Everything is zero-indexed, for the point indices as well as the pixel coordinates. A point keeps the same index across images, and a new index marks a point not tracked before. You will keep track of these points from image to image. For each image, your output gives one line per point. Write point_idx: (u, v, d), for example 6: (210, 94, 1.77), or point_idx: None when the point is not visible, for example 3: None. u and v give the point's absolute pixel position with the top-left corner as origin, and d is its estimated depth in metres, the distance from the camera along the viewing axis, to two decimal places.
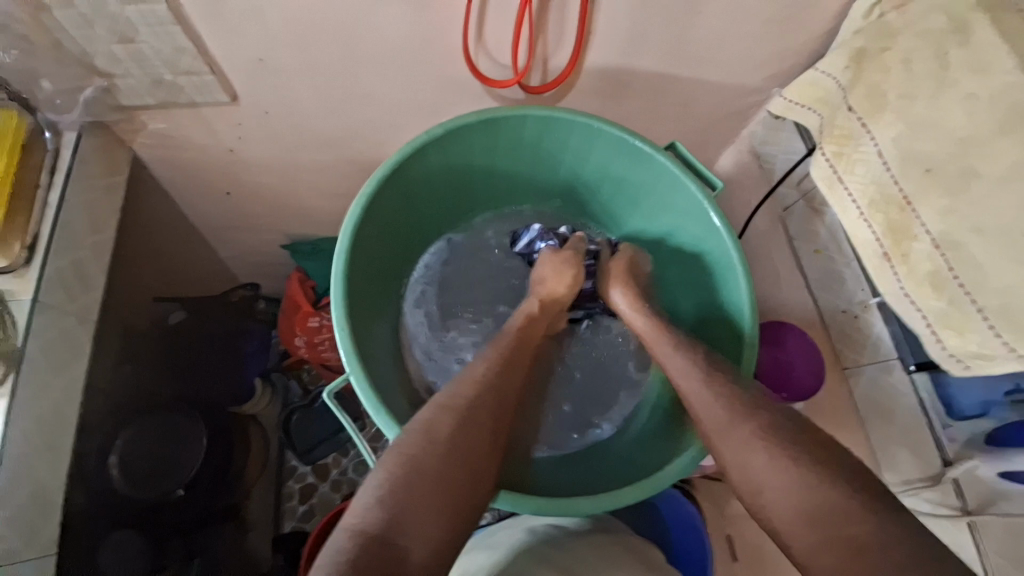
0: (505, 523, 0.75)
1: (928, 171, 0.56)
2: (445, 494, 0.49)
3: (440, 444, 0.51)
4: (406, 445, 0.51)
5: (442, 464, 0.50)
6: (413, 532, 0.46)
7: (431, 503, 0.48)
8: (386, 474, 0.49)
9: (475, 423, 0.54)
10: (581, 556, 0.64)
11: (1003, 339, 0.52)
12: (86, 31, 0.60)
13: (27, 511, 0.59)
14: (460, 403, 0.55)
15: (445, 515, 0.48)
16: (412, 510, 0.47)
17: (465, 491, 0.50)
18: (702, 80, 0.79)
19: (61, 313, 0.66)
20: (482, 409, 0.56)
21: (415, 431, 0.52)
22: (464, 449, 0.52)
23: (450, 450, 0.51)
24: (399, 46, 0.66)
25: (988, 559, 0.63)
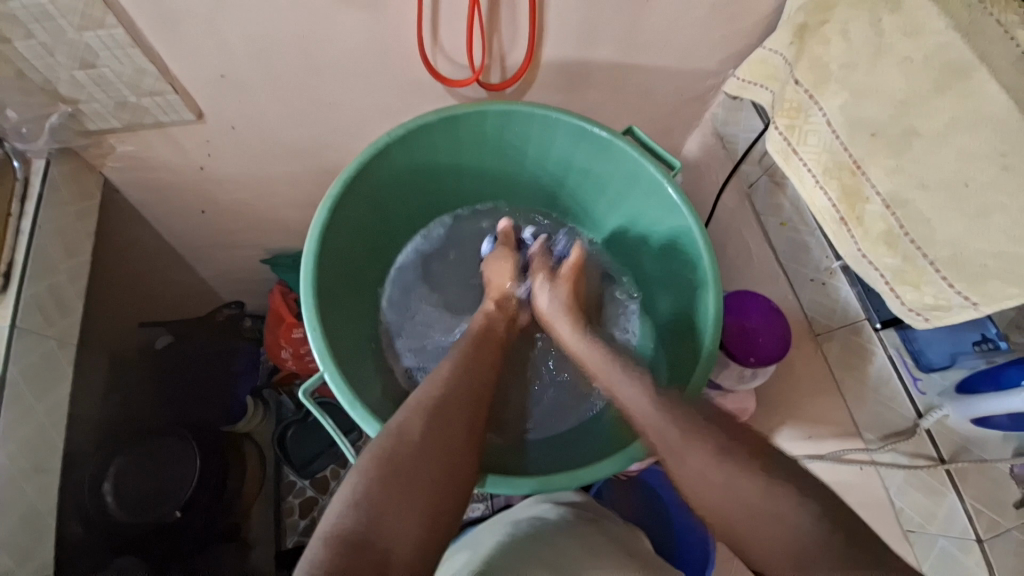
0: (491, 521, 0.75)
1: (873, 135, 0.58)
2: (422, 486, 0.50)
3: (412, 446, 0.52)
4: (378, 451, 0.51)
5: (414, 465, 0.51)
6: (393, 535, 0.47)
7: (413, 505, 0.49)
8: (359, 482, 0.49)
9: (448, 424, 0.55)
10: (564, 547, 0.64)
11: (956, 289, 0.54)
12: (46, 59, 0.61)
13: (16, 536, 0.59)
14: (434, 393, 0.57)
15: (423, 515, 0.49)
16: (389, 514, 0.48)
17: (444, 488, 0.51)
18: (659, 67, 0.81)
19: (41, 337, 0.67)
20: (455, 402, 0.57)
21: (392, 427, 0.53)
22: (436, 450, 0.52)
23: (419, 451, 0.52)
24: (356, 53, 0.68)
25: (967, 504, 0.65)
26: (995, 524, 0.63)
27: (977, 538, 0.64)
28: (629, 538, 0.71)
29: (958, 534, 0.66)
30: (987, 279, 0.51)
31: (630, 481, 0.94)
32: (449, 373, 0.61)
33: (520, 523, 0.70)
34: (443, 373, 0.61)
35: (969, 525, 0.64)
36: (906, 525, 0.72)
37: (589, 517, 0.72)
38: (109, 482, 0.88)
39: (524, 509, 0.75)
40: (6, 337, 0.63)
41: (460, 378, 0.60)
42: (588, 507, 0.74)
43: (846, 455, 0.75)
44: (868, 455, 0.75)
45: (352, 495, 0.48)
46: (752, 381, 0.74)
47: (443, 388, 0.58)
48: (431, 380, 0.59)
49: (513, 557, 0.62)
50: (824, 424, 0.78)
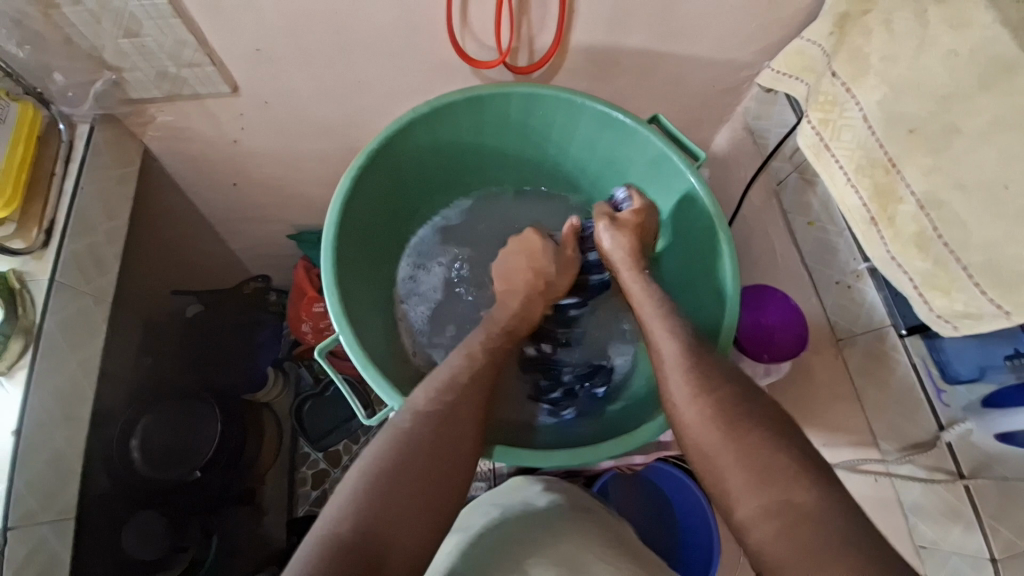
0: (476, 502, 0.75)
1: (912, 131, 0.56)
2: (426, 485, 0.51)
3: (412, 451, 0.52)
4: (380, 452, 0.52)
5: (414, 471, 0.51)
6: (395, 534, 0.47)
7: (414, 505, 0.49)
8: (356, 485, 0.50)
9: (452, 428, 0.55)
10: (555, 534, 0.64)
11: (989, 297, 0.51)
12: (93, 26, 0.64)
13: (44, 476, 0.63)
14: (447, 388, 0.58)
15: (418, 518, 0.49)
16: (394, 513, 0.48)
17: (447, 486, 0.52)
18: (691, 56, 0.79)
19: (76, 293, 0.70)
20: (463, 400, 0.57)
21: (398, 428, 0.54)
22: (433, 455, 0.52)
23: (420, 454, 0.52)
24: (386, 31, 0.69)
25: (985, 523, 0.62)
26: (1012, 545, 0.60)
27: (992, 557, 0.61)
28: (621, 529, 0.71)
29: (972, 552, 0.63)
30: (1023, 287, 0.49)
31: (635, 476, 0.92)
32: (458, 366, 0.61)
33: (510, 509, 0.70)
34: (452, 368, 0.60)
35: (985, 545, 0.62)
36: (918, 541, 0.70)
37: (580, 504, 0.72)
38: (136, 439, 0.90)
39: (513, 490, 0.75)
40: (46, 289, 0.67)
41: (472, 377, 0.60)
42: (582, 496, 0.74)
43: (860, 465, 0.73)
44: (884, 466, 0.72)
45: (350, 495, 0.49)
46: (770, 378, 0.72)
47: (449, 386, 0.58)
48: (438, 377, 0.59)
49: (502, 544, 0.64)
50: (840, 433, 0.75)
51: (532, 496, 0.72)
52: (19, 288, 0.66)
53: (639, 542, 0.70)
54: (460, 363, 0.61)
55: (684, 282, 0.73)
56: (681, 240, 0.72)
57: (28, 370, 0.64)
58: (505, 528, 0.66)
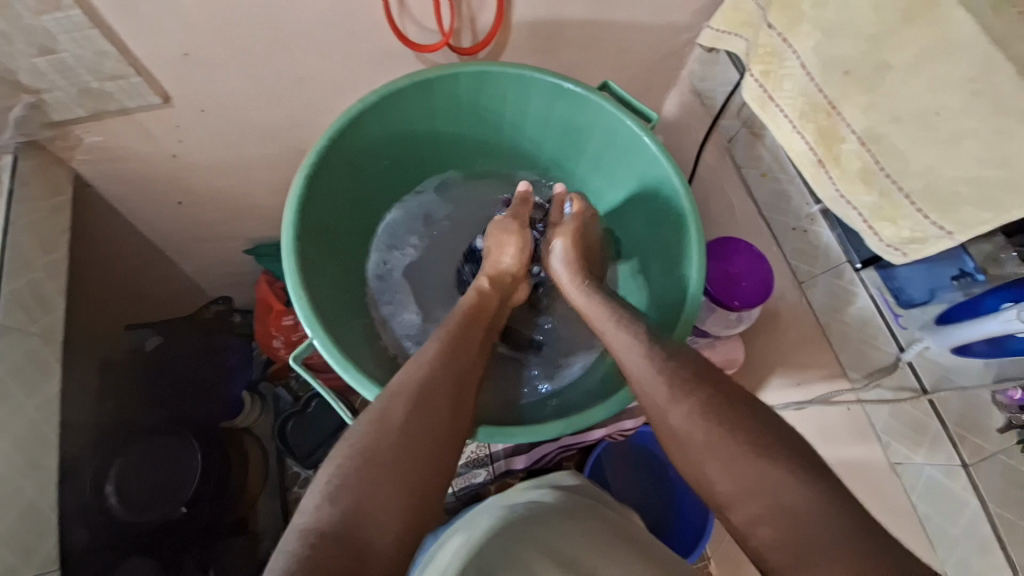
0: (482, 508, 0.76)
1: (847, 73, 0.58)
2: (404, 472, 0.49)
3: (387, 438, 0.51)
4: (354, 442, 0.51)
5: (392, 456, 0.50)
6: (373, 523, 0.46)
7: (391, 489, 0.48)
8: (333, 476, 0.48)
9: (425, 414, 0.53)
10: (560, 525, 0.67)
11: (931, 220, 0.55)
12: (4, 47, 0.59)
13: (17, 531, 0.59)
14: (420, 373, 0.57)
15: (403, 499, 0.48)
16: (370, 504, 0.47)
17: (428, 469, 0.51)
18: (631, 23, 0.80)
19: (24, 334, 0.66)
20: (439, 387, 0.56)
21: (372, 416, 0.53)
22: (409, 440, 0.51)
23: (400, 438, 0.51)
24: (323, 24, 0.66)
25: (952, 430, 0.67)
26: (979, 449, 0.64)
27: (963, 463, 0.66)
28: (625, 522, 0.72)
29: (944, 461, 0.68)
30: (958, 206, 0.52)
31: (626, 442, 0.94)
32: (432, 353, 0.59)
33: (517, 505, 0.73)
34: (429, 354, 0.59)
35: (954, 451, 0.67)
36: (893, 458, 0.74)
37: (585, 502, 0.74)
38: (111, 484, 0.87)
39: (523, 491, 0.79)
40: None
41: (451, 365, 0.59)
42: (583, 493, 0.77)
43: (834, 398, 0.77)
44: (855, 395, 0.76)
45: (327, 487, 0.48)
46: (739, 328, 0.76)
47: (422, 376, 0.56)
48: (410, 367, 0.58)
49: (509, 537, 0.65)
50: (812, 369, 0.79)
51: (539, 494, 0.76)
52: None
53: (647, 538, 0.69)
54: (434, 350, 0.60)
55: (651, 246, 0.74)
56: (641, 203, 0.73)
57: None
58: (510, 524, 0.68)
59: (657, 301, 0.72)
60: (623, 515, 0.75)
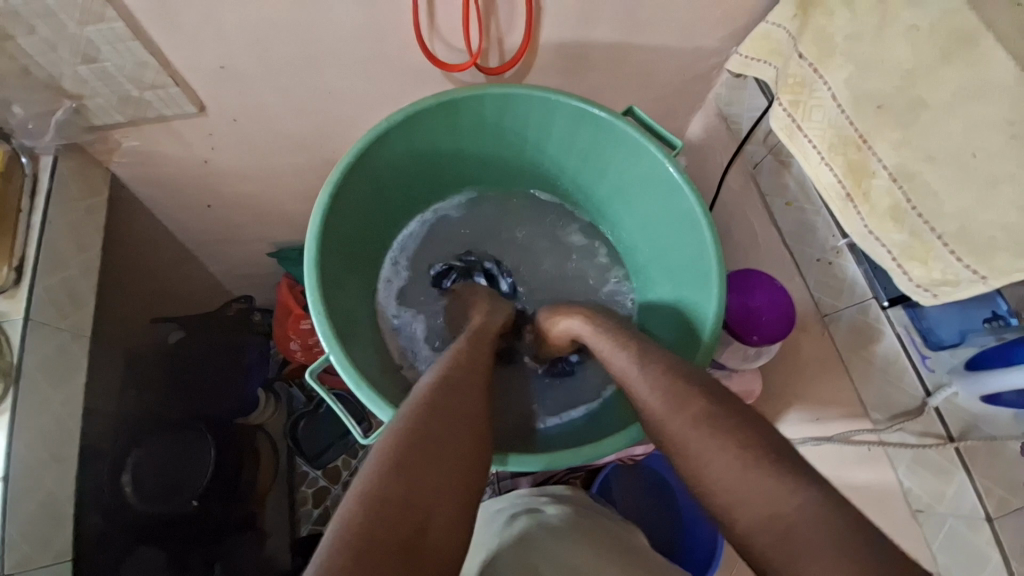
0: (489, 516, 0.76)
1: (880, 107, 0.57)
2: (454, 450, 0.50)
3: (433, 423, 0.51)
4: (400, 427, 0.50)
5: (442, 434, 0.50)
6: (431, 496, 0.45)
7: (443, 463, 0.48)
8: (386, 448, 0.48)
9: (463, 405, 0.54)
10: (563, 536, 0.66)
11: (965, 263, 0.53)
12: (50, 54, 0.61)
13: (34, 522, 0.61)
14: (454, 362, 0.59)
15: (452, 479, 0.48)
16: (425, 476, 0.46)
17: (472, 449, 0.51)
18: (659, 46, 0.80)
19: (54, 330, 0.68)
20: (474, 375, 0.58)
21: (416, 398, 0.53)
22: (452, 424, 0.52)
23: (446, 418, 0.52)
24: (353, 41, 0.68)
25: (978, 483, 0.64)
26: (1006, 503, 0.62)
27: (986, 516, 0.64)
28: (629, 536, 0.71)
29: (967, 513, 0.66)
30: (996, 252, 0.50)
31: (637, 465, 0.93)
32: (463, 348, 0.62)
33: (520, 517, 0.72)
34: (462, 348, 0.62)
35: (978, 503, 0.64)
36: (914, 505, 0.71)
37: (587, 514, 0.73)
38: (127, 473, 0.88)
39: (523, 503, 0.77)
40: (22, 328, 0.65)
41: (481, 356, 0.62)
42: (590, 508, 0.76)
43: (853, 437, 0.74)
44: (877, 435, 0.73)
45: (382, 460, 0.47)
46: (755, 363, 0.74)
47: (456, 362, 0.60)
48: (443, 365, 0.59)
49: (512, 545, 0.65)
50: (831, 407, 0.77)
51: (542, 505, 0.74)
52: None
53: (649, 548, 0.71)
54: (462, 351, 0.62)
55: (665, 275, 0.74)
56: (659, 230, 0.73)
57: (11, 413, 0.61)
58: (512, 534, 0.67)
59: (671, 331, 0.71)
60: (627, 529, 0.74)
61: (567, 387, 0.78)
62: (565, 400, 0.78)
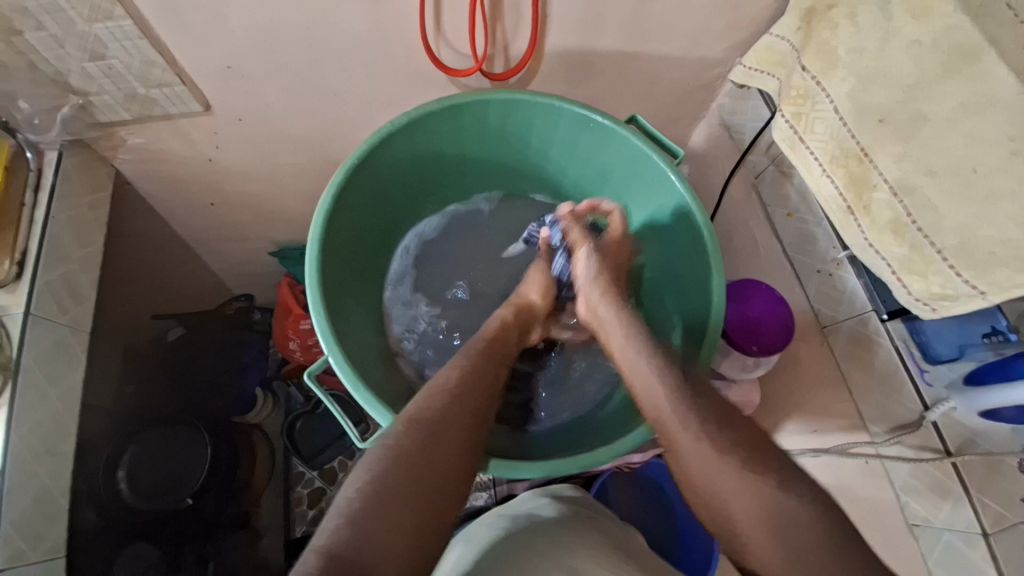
0: (485, 517, 0.76)
1: (881, 120, 0.57)
2: (419, 500, 0.50)
3: (403, 464, 0.51)
4: (371, 467, 0.51)
5: (406, 483, 0.50)
6: (386, 549, 0.46)
7: (402, 514, 0.48)
8: (351, 497, 0.49)
9: (439, 440, 0.54)
10: (560, 538, 0.66)
11: (963, 278, 0.53)
12: (57, 50, 0.62)
13: (28, 517, 0.61)
14: (438, 395, 0.58)
15: (411, 529, 0.48)
16: (381, 530, 0.47)
17: (438, 496, 0.51)
18: (662, 56, 0.80)
19: (54, 324, 0.69)
20: (455, 415, 0.56)
21: (387, 443, 0.53)
22: (420, 474, 0.51)
23: (414, 467, 0.51)
24: (359, 44, 0.68)
25: (974, 498, 0.64)
26: (1001, 518, 0.62)
27: (983, 531, 0.63)
28: (627, 537, 0.71)
29: (964, 528, 0.65)
30: (995, 267, 0.50)
31: (633, 474, 0.93)
32: (452, 378, 0.60)
33: (517, 518, 0.72)
34: (449, 380, 0.60)
35: (975, 518, 0.64)
36: (910, 519, 0.71)
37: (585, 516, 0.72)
38: (123, 469, 0.88)
39: (522, 503, 0.77)
40: (21, 322, 0.65)
41: (469, 388, 0.59)
42: (588, 506, 0.76)
43: (850, 449, 0.74)
44: (874, 448, 0.73)
45: (345, 510, 0.48)
46: (756, 372, 0.73)
47: (439, 396, 0.58)
48: (425, 394, 0.58)
49: (505, 550, 0.65)
50: (828, 418, 0.77)
51: (540, 506, 0.74)
52: None
53: (646, 551, 0.70)
54: (449, 377, 0.60)
55: (668, 281, 0.74)
56: (662, 238, 0.73)
57: (8, 407, 0.61)
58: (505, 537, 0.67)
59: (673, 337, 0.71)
60: (625, 529, 0.74)
61: (568, 392, 0.78)
62: (566, 404, 0.78)
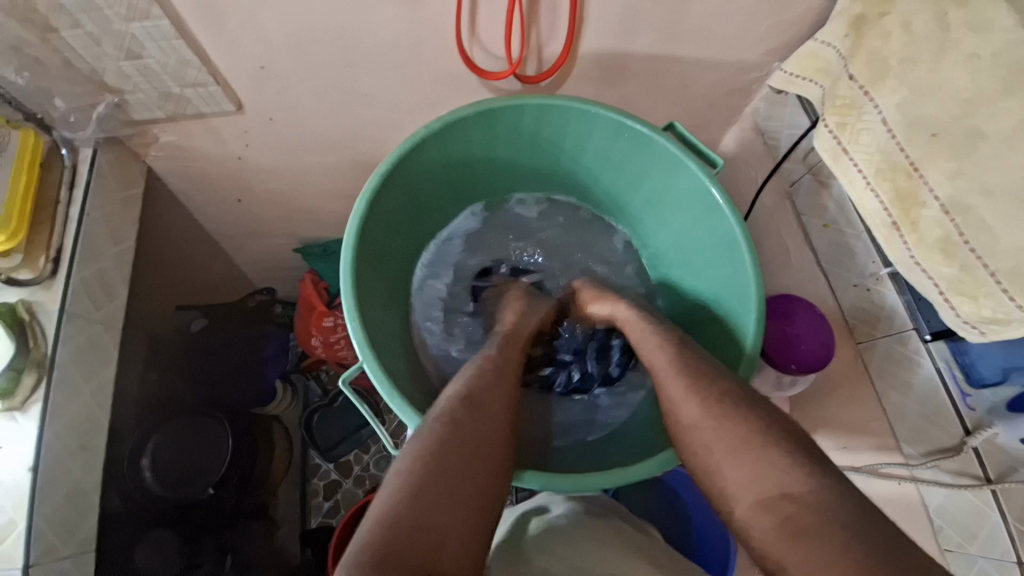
0: (497, 518, 0.75)
1: (934, 135, 0.55)
2: (465, 476, 0.51)
3: (447, 441, 0.52)
4: (414, 449, 0.52)
5: (451, 458, 0.51)
6: (441, 522, 0.47)
7: (449, 487, 0.49)
8: (397, 478, 0.49)
9: (479, 416, 0.56)
10: (575, 544, 0.64)
11: (1019, 302, 0.51)
12: (94, 49, 0.62)
13: (63, 512, 0.63)
14: (470, 383, 0.59)
15: (462, 500, 0.49)
16: (432, 504, 0.47)
17: (483, 469, 0.52)
18: (699, 59, 0.78)
19: (88, 320, 0.70)
20: (487, 396, 0.58)
21: (429, 427, 0.54)
22: (468, 449, 0.52)
23: (459, 443, 0.52)
24: (392, 44, 0.67)
25: (1012, 526, 0.62)
26: None
27: (1019, 561, 0.62)
28: (641, 539, 0.69)
29: (999, 556, 0.64)
30: None
31: (655, 481, 0.93)
32: (475, 370, 0.62)
33: (527, 517, 0.70)
34: (474, 371, 0.62)
35: (1011, 548, 0.62)
36: (943, 544, 0.70)
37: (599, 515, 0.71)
38: (146, 458, 0.90)
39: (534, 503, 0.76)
40: (56, 319, 0.66)
41: (498, 372, 0.62)
42: (606, 507, 0.75)
43: (882, 469, 0.72)
44: (908, 471, 0.71)
45: (393, 491, 0.48)
46: (790, 390, 0.71)
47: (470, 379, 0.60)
48: (450, 395, 0.58)
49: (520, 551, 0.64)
50: (860, 435, 0.75)
51: (550, 507, 0.73)
52: (28, 319, 0.65)
53: (670, 555, 0.69)
54: (477, 367, 0.62)
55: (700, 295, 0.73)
56: (696, 249, 0.72)
57: (43, 403, 0.63)
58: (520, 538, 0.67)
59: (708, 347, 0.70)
60: (640, 531, 0.72)
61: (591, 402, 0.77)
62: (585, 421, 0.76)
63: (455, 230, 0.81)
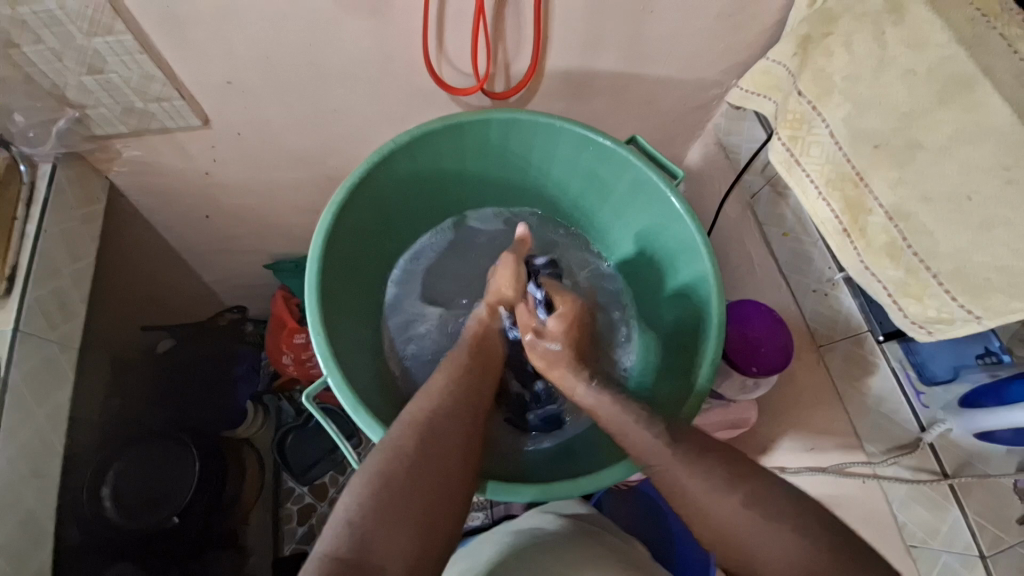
0: (490, 533, 0.75)
1: (876, 147, 0.58)
2: (423, 503, 0.49)
3: (405, 467, 0.51)
4: (369, 472, 0.51)
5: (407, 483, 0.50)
6: (387, 550, 0.46)
7: (404, 515, 0.48)
8: (350, 503, 0.49)
9: (441, 442, 0.54)
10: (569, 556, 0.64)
11: (959, 302, 0.54)
12: (55, 64, 0.61)
13: (15, 543, 0.59)
14: (437, 405, 0.57)
15: (413, 528, 0.48)
16: (382, 532, 0.47)
17: (440, 499, 0.51)
18: (660, 77, 0.81)
19: (43, 341, 0.67)
20: (450, 420, 0.56)
21: (387, 449, 0.52)
22: (425, 477, 0.51)
23: (420, 468, 0.51)
24: (362, 60, 0.68)
25: (971, 519, 0.64)
26: (999, 540, 0.62)
27: (980, 554, 0.64)
28: (632, 551, 0.69)
29: (961, 550, 0.65)
30: (990, 293, 0.51)
31: (631, 491, 0.93)
32: (442, 386, 0.60)
33: (520, 532, 0.71)
34: (440, 387, 0.60)
35: (972, 541, 0.64)
36: (909, 540, 0.71)
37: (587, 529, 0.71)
38: (108, 486, 0.85)
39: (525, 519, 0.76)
40: (9, 341, 0.64)
41: (466, 393, 0.60)
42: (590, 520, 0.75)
43: (847, 468, 0.75)
44: (870, 469, 0.74)
45: (346, 518, 0.47)
46: (754, 389, 0.73)
47: (434, 400, 0.58)
48: (417, 410, 0.57)
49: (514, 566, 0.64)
50: (825, 436, 0.78)
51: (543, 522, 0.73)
52: None
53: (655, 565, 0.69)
54: (442, 383, 0.61)
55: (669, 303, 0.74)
56: (663, 258, 0.73)
57: None
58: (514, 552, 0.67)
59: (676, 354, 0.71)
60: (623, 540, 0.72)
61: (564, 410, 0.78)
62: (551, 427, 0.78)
63: (428, 242, 0.82)
